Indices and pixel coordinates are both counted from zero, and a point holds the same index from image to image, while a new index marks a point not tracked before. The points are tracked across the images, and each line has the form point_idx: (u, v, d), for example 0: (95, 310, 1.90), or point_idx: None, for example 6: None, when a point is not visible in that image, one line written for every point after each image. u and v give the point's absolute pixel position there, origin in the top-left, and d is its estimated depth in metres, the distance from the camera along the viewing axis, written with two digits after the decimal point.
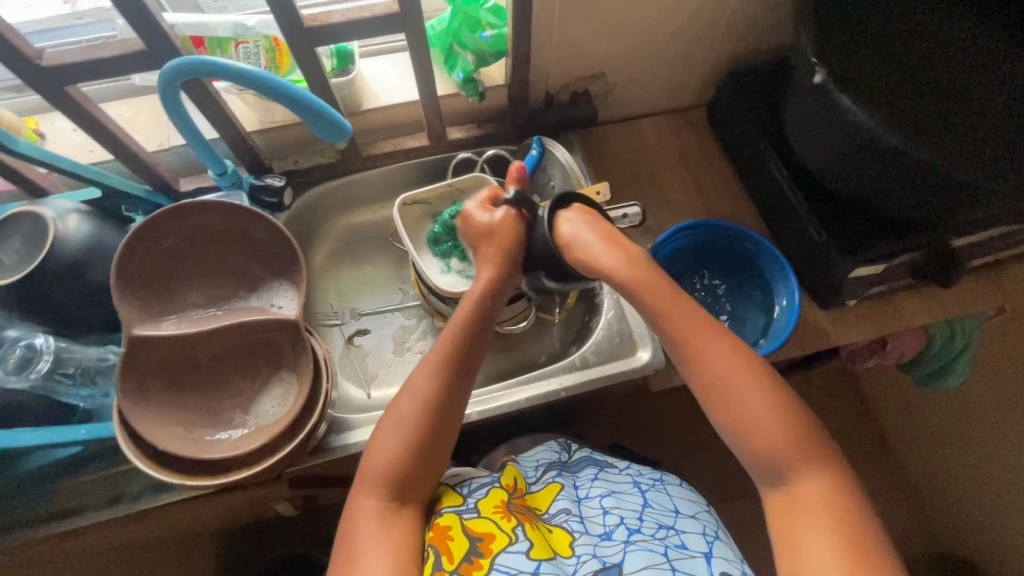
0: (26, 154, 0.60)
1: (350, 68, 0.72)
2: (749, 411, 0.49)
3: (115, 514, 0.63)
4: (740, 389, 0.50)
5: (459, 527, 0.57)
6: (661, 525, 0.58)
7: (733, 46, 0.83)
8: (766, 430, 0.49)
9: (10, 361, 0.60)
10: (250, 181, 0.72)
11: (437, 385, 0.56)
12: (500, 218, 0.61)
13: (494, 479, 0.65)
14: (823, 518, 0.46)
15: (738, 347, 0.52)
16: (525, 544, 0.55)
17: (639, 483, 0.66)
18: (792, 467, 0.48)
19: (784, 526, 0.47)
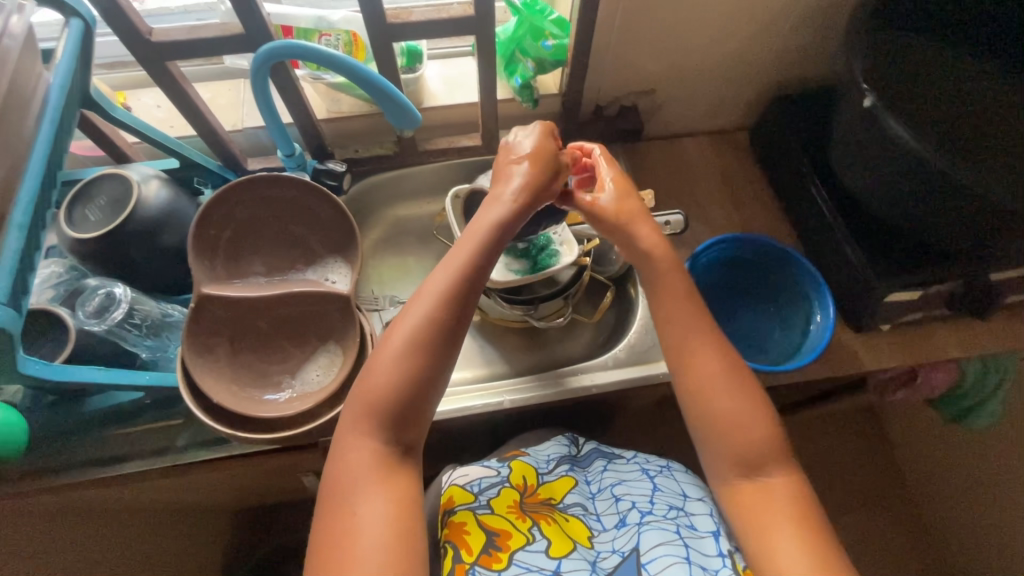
0: (122, 121, 0.65)
1: (418, 68, 0.78)
2: (735, 424, 0.53)
3: (160, 465, 0.67)
4: (719, 396, 0.54)
5: (475, 523, 0.59)
6: (671, 507, 0.62)
7: (782, 72, 0.86)
8: (748, 439, 0.53)
9: (89, 305, 0.62)
10: (313, 165, 0.78)
11: (457, 324, 0.52)
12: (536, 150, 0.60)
13: (504, 478, 0.66)
14: (795, 519, 0.50)
15: (724, 353, 0.55)
16: (544, 542, 0.58)
17: (647, 470, 0.69)
18: (768, 465, 0.52)
19: (753, 525, 0.51)
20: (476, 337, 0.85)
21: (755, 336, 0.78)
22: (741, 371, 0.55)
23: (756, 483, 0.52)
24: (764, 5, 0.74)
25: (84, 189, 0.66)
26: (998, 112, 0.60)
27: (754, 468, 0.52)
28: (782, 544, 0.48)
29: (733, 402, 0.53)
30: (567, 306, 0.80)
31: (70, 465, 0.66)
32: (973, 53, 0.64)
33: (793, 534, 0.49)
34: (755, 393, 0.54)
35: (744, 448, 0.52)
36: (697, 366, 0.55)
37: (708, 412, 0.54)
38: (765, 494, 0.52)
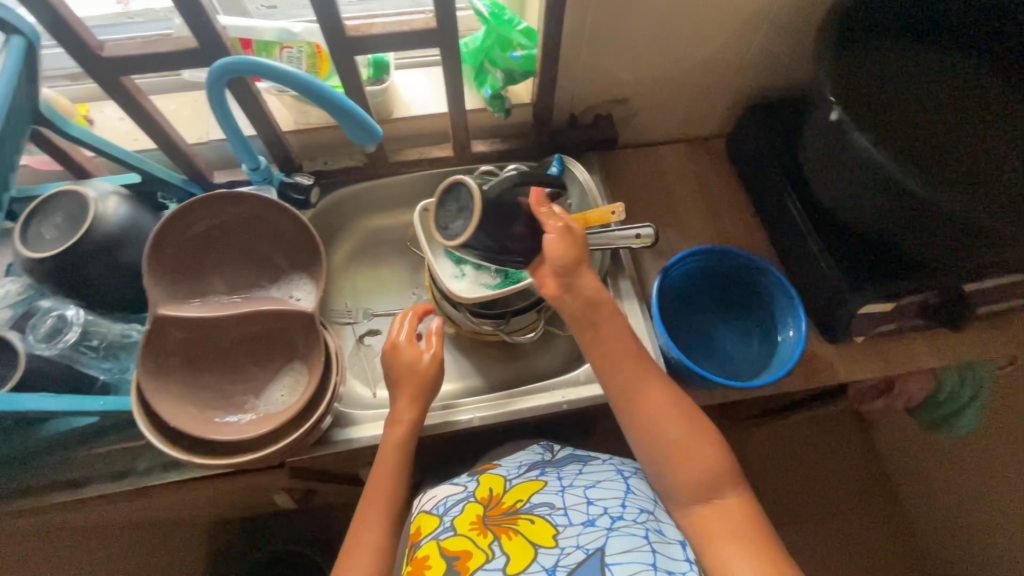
0: (77, 137, 0.64)
1: (385, 78, 0.76)
2: (687, 452, 0.56)
3: (121, 488, 0.65)
4: (669, 428, 0.57)
5: (437, 554, 0.59)
6: (641, 509, 0.59)
7: (755, 81, 0.86)
8: (700, 464, 0.55)
9: (41, 329, 0.61)
10: (280, 178, 0.76)
11: (397, 495, 0.62)
12: (426, 361, 0.67)
13: (469, 493, 0.65)
14: (749, 535, 0.52)
15: (667, 393, 0.59)
16: (503, 560, 0.56)
17: (621, 469, 0.67)
18: (720, 487, 0.55)
19: (711, 548, 0.53)
20: (450, 350, 0.84)
21: (729, 349, 0.78)
22: (686, 405, 0.59)
23: (712, 506, 0.55)
24: (734, 14, 0.73)
25: (41, 206, 0.64)
26: (986, 115, 0.57)
27: (709, 491, 0.55)
28: (736, 562, 0.50)
29: (681, 430, 0.57)
30: (540, 319, 0.79)
31: (27, 489, 0.65)
32: (946, 55, 0.63)
33: (747, 552, 0.51)
34: (700, 419, 0.58)
35: (696, 472, 0.55)
36: (644, 404, 0.58)
37: (660, 445, 0.57)
38: (717, 516, 0.54)
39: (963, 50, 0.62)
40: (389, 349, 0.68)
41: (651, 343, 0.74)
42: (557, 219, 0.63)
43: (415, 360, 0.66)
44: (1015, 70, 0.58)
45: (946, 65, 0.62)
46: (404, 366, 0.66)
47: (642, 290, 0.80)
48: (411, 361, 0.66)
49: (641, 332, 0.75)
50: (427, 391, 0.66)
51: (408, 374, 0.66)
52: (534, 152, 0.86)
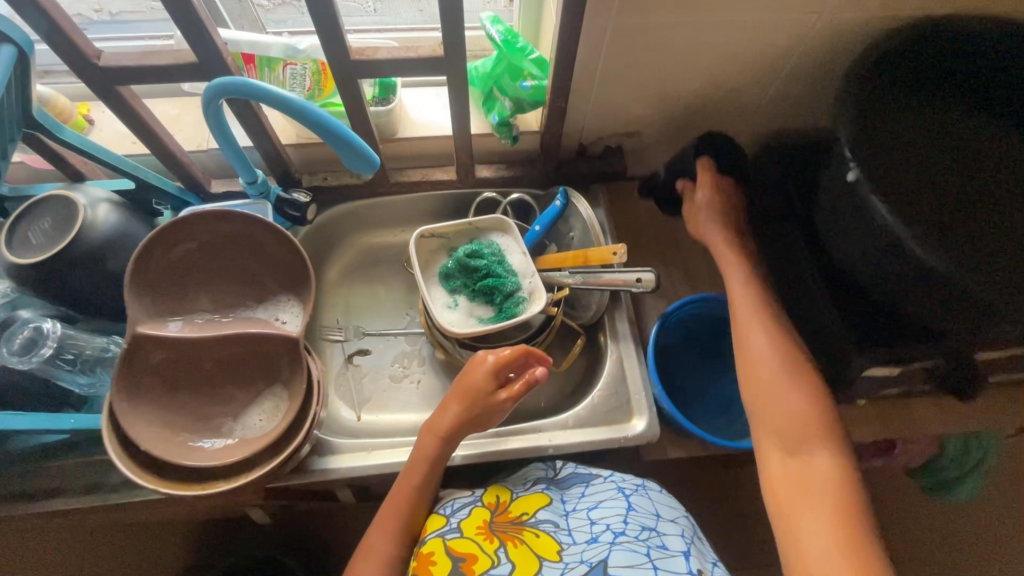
0: (70, 143, 0.63)
1: (392, 98, 0.75)
2: (781, 409, 0.58)
3: (89, 504, 0.63)
4: (768, 373, 0.60)
5: (443, 551, 0.58)
6: (643, 527, 0.59)
7: (772, 123, 0.84)
8: (797, 420, 0.57)
9: (16, 341, 0.59)
10: (277, 193, 0.74)
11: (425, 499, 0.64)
12: (500, 399, 0.64)
13: (477, 497, 0.64)
14: (831, 496, 0.51)
15: (773, 344, 0.62)
16: (508, 566, 0.56)
17: (622, 488, 0.65)
18: (810, 445, 0.55)
19: (787, 502, 0.53)
20: (440, 378, 0.82)
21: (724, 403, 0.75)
22: (794, 364, 0.60)
23: (799, 462, 0.54)
24: (753, 55, 0.71)
25: (30, 210, 0.63)
26: (984, 205, 0.57)
27: (798, 446, 0.55)
28: (812, 517, 0.50)
29: (775, 376, 0.60)
30: None
31: None
32: (954, 124, 0.62)
33: (826, 510, 0.50)
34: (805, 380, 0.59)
35: (786, 427, 0.57)
36: (752, 349, 0.63)
37: (758, 390, 0.60)
38: (805, 471, 0.53)
39: (971, 128, 0.62)
40: (474, 366, 0.66)
41: (644, 391, 0.71)
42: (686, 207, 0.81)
43: (492, 396, 0.64)
44: (1009, 164, 0.59)
45: (953, 134, 0.62)
46: (477, 394, 0.65)
47: (640, 331, 0.78)
48: (480, 385, 0.65)
49: (635, 378, 0.72)
50: (473, 420, 0.65)
51: (471, 395, 0.65)
52: (539, 180, 0.84)
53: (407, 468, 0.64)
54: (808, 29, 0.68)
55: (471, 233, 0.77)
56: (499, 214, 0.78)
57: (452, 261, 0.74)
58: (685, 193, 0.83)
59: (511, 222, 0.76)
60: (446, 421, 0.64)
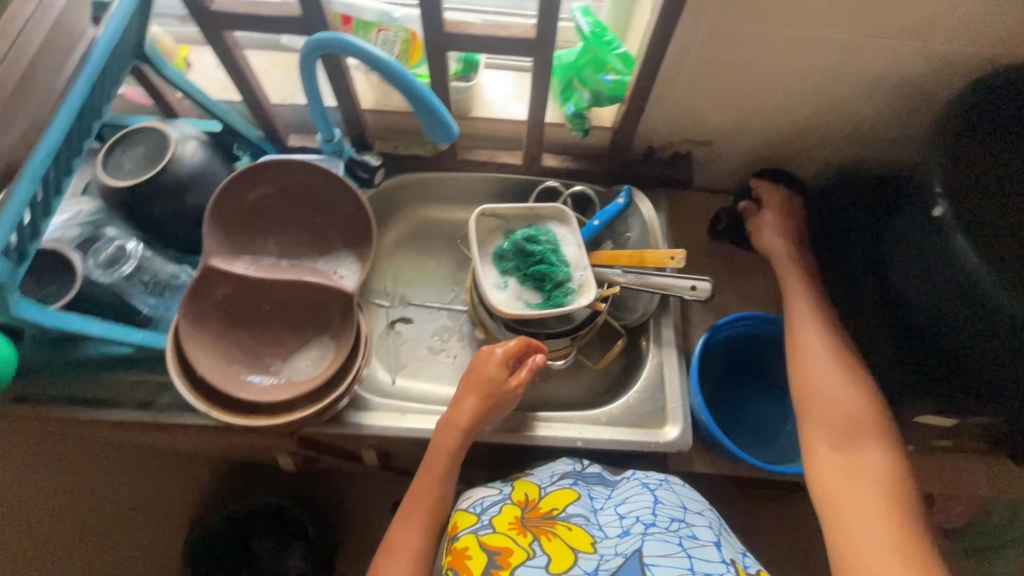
0: (173, 80, 0.67)
1: (473, 77, 0.76)
2: (832, 404, 0.61)
3: (140, 419, 0.67)
4: (825, 373, 0.63)
5: (477, 545, 0.57)
6: (673, 518, 0.59)
7: (853, 150, 0.81)
8: (851, 412, 0.60)
9: (101, 255, 0.63)
10: (350, 153, 0.77)
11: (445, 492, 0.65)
12: (514, 385, 0.66)
13: (506, 495, 0.63)
14: (881, 486, 0.55)
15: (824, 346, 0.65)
16: (544, 559, 0.55)
17: (647, 483, 0.65)
18: (862, 440, 0.58)
19: (837, 490, 0.56)
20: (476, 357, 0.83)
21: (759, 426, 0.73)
22: (848, 366, 0.64)
23: (850, 447, 0.58)
24: (846, 76, 0.69)
25: (125, 137, 0.67)
26: None
27: (849, 436, 0.59)
28: (863, 495, 0.54)
29: (831, 373, 0.63)
30: (572, 346, 0.76)
31: (53, 399, 0.67)
32: None
33: (876, 492, 0.55)
34: (857, 377, 0.63)
35: (835, 420, 0.60)
36: (806, 351, 0.66)
37: (809, 386, 0.63)
38: (857, 457, 0.57)
39: None
40: (485, 359, 0.67)
41: (682, 401, 0.70)
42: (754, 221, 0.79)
43: (503, 382, 0.66)
44: None
45: None
46: (489, 383, 0.65)
47: (685, 341, 0.77)
48: (495, 377, 0.65)
49: (675, 387, 0.71)
50: (492, 410, 0.66)
51: (487, 387, 0.65)
52: (603, 177, 0.83)
53: (432, 456, 0.64)
54: (911, 55, 0.65)
55: (530, 219, 0.78)
56: (559, 204, 0.79)
57: (508, 243, 0.75)
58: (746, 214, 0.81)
59: (571, 214, 0.76)
60: (464, 412, 0.65)
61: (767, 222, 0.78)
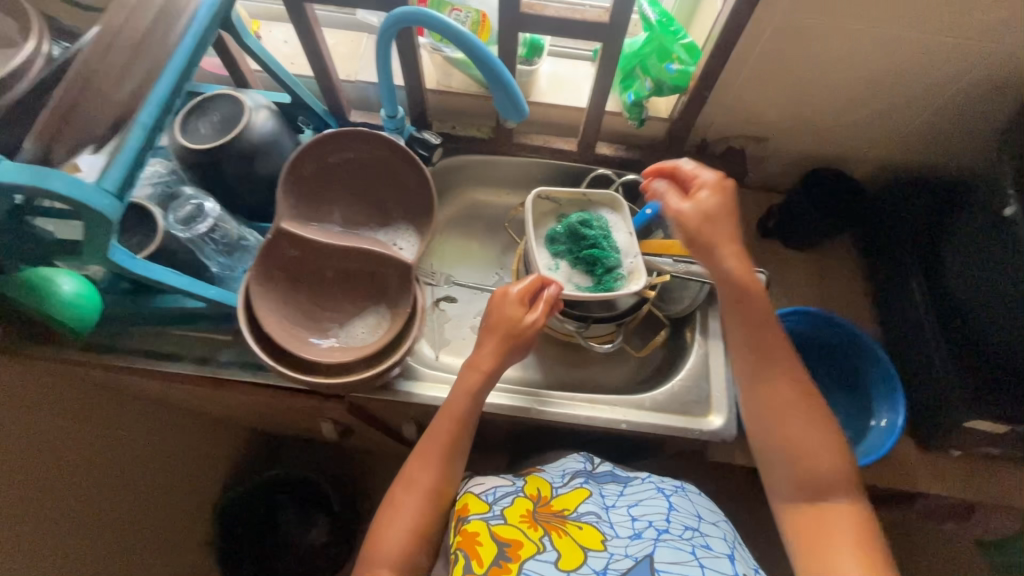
0: (252, 49, 0.69)
1: (536, 61, 0.77)
2: (800, 451, 0.55)
3: (201, 373, 0.70)
4: (789, 415, 0.56)
5: (488, 534, 0.58)
6: (687, 526, 0.60)
7: (912, 153, 0.80)
8: (821, 473, 0.54)
9: (180, 212, 0.67)
10: (410, 132, 0.79)
11: (451, 462, 0.64)
12: (530, 322, 0.65)
13: (519, 488, 0.65)
14: (858, 543, 0.51)
15: (788, 381, 0.58)
16: (554, 554, 0.57)
17: (663, 488, 0.66)
18: (831, 492, 0.54)
19: (813, 547, 0.52)
20: None
21: None
22: (811, 405, 0.57)
23: (816, 507, 0.54)
24: (913, 76, 0.69)
25: (201, 103, 0.70)
26: None
27: (818, 494, 0.54)
28: (843, 565, 0.49)
29: (798, 411, 0.57)
30: (618, 332, 0.78)
31: (121, 349, 0.71)
32: None
33: (854, 557, 0.50)
34: (826, 429, 0.56)
35: (805, 470, 0.55)
36: (771, 387, 0.58)
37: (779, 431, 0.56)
38: (825, 518, 0.53)
39: None
40: (502, 298, 0.67)
41: (727, 392, 0.71)
42: (673, 205, 0.62)
43: (519, 319, 0.65)
44: None
45: None
46: (505, 321, 0.65)
47: (730, 334, 0.77)
48: (511, 316, 0.65)
49: (720, 378, 0.72)
50: (514, 351, 0.65)
51: (505, 327, 0.65)
52: (656, 167, 0.84)
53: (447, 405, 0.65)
54: (985, 57, 0.65)
55: (583, 205, 0.79)
56: (612, 191, 0.79)
57: (561, 225, 0.76)
58: (663, 197, 0.64)
59: (623, 202, 0.77)
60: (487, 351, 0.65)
61: (699, 241, 0.61)
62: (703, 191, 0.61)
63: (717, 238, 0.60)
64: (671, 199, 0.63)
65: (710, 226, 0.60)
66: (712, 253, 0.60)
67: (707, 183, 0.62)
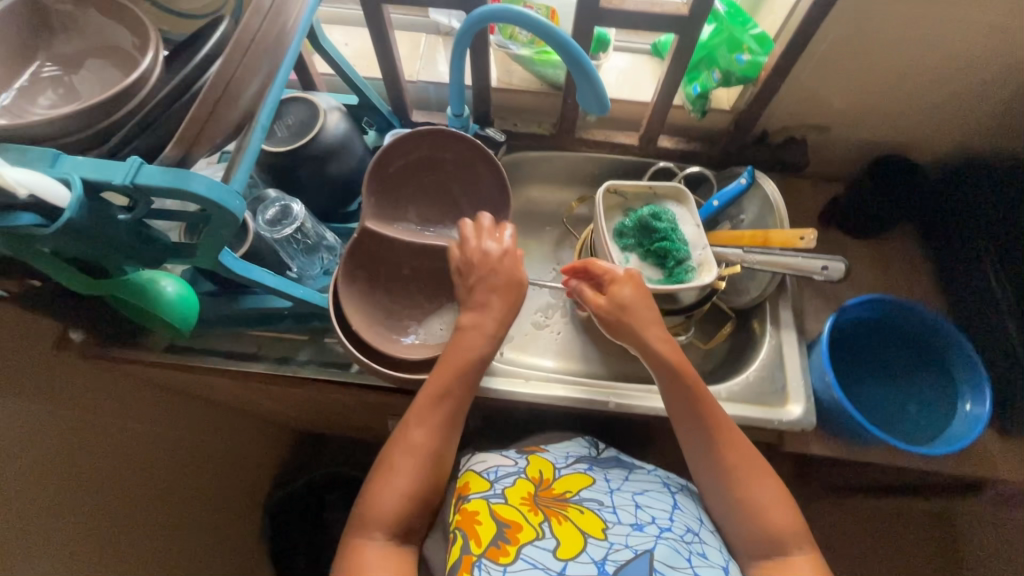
0: (326, 51, 0.70)
1: (601, 56, 0.78)
2: (757, 506, 0.56)
3: (281, 373, 0.71)
4: (744, 474, 0.58)
5: (488, 512, 0.57)
6: (688, 529, 0.57)
7: (982, 139, 0.79)
8: (780, 532, 0.55)
9: (269, 213, 0.67)
10: (474, 130, 0.79)
11: (451, 426, 0.58)
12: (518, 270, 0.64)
13: (521, 469, 0.63)
14: None
15: (736, 435, 0.60)
16: (553, 542, 0.54)
17: (668, 484, 0.65)
18: (789, 544, 0.55)
19: None
20: (580, 333, 0.85)
21: (882, 412, 0.72)
22: (762, 464, 0.59)
23: (778, 562, 0.55)
24: (989, 60, 0.68)
25: (278, 107, 0.70)
26: None
27: (775, 549, 0.55)
28: None
29: (749, 462, 0.58)
30: (689, 322, 0.78)
31: (202, 349, 0.72)
32: None
33: None
34: (780, 487, 0.58)
35: (762, 528, 0.56)
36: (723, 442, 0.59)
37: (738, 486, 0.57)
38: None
39: None
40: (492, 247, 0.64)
41: (804, 381, 0.71)
42: (589, 297, 0.66)
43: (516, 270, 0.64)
44: None
45: None
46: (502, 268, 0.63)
47: (800, 324, 0.77)
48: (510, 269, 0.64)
49: (796, 367, 0.72)
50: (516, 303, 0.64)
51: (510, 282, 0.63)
52: (718, 159, 0.84)
53: (438, 367, 0.60)
54: None
55: (649, 198, 0.79)
56: (677, 183, 0.79)
57: (629, 219, 0.76)
58: (581, 293, 0.68)
59: (689, 194, 0.77)
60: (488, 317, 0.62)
61: (620, 332, 0.65)
62: (614, 282, 0.66)
63: (637, 322, 0.63)
64: (590, 292, 0.67)
65: (631, 312, 0.64)
66: (642, 334, 0.63)
67: (616, 278, 0.66)
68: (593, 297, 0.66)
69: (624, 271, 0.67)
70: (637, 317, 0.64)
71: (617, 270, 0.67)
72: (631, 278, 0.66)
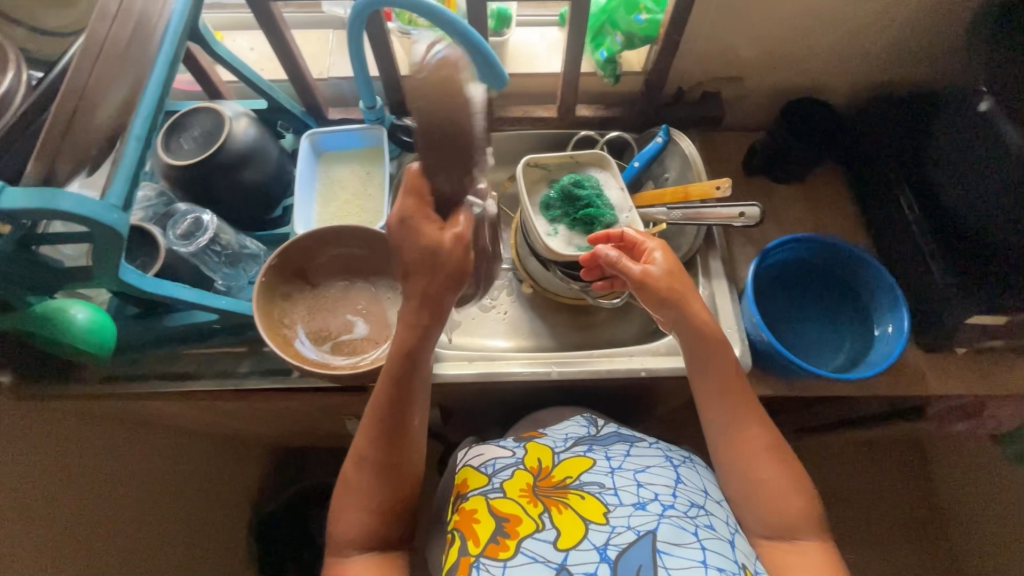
0: (222, 56, 0.68)
1: (505, 31, 0.81)
2: (768, 485, 0.57)
3: (223, 387, 0.70)
4: (759, 455, 0.58)
5: (486, 510, 0.58)
6: (692, 503, 0.58)
7: (884, 70, 0.82)
8: (789, 515, 0.56)
9: (180, 227, 0.67)
10: (391, 120, 0.79)
11: (400, 436, 0.57)
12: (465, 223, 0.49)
13: (519, 460, 0.63)
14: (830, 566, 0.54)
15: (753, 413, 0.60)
16: (553, 532, 0.55)
17: (670, 457, 0.64)
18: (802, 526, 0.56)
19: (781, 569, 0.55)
20: (526, 309, 0.86)
21: (812, 343, 0.74)
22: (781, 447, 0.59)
23: (795, 545, 0.56)
24: None
25: (180, 119, 0.69)
26: None
27: (791, 530, 0.56)
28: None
29: (767, 440, 0.59)
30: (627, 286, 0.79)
31: (138, 375, 0.70)
32: None
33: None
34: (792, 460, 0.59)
35: (777, 504, 0.57)
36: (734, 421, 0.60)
37: (751, 462, 0.58)
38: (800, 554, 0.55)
39: None
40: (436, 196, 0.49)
41: (738, 325, 0.73)
42: (634, 269, 0.62)
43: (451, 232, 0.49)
44: None
45: None
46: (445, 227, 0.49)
47: (733, 272, 0.79)
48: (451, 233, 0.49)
49: (729, 313, 0.74)
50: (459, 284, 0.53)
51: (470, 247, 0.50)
52: (638, 122, 0.85)
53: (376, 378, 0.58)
54: None
55: (572, 168, 0.79)
56: (599, 150, 0.80)
57: (554, 191, 0.75)
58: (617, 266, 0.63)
59: (611, 159, 0.78)
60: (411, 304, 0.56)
61: (670, 303, 0.62)
62: (654, 252, 0.63)
63: (687, 291, 0.62)
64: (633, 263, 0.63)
65: (676, 282, 0.62)
66: (687, 306, 0.61)
67: (653, 248, 0.64)
68: (639, 269, 0.62)
69: (655, 240, 0.65)
70: (683, 287, 0.62)
71: (649, 239, 0.65)
72: (663, 246, 0.65)
